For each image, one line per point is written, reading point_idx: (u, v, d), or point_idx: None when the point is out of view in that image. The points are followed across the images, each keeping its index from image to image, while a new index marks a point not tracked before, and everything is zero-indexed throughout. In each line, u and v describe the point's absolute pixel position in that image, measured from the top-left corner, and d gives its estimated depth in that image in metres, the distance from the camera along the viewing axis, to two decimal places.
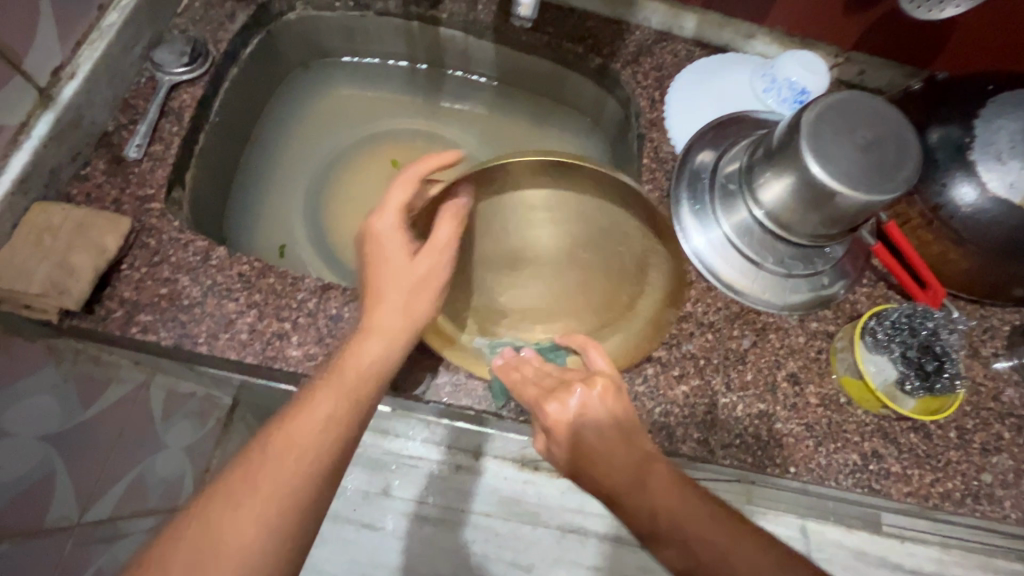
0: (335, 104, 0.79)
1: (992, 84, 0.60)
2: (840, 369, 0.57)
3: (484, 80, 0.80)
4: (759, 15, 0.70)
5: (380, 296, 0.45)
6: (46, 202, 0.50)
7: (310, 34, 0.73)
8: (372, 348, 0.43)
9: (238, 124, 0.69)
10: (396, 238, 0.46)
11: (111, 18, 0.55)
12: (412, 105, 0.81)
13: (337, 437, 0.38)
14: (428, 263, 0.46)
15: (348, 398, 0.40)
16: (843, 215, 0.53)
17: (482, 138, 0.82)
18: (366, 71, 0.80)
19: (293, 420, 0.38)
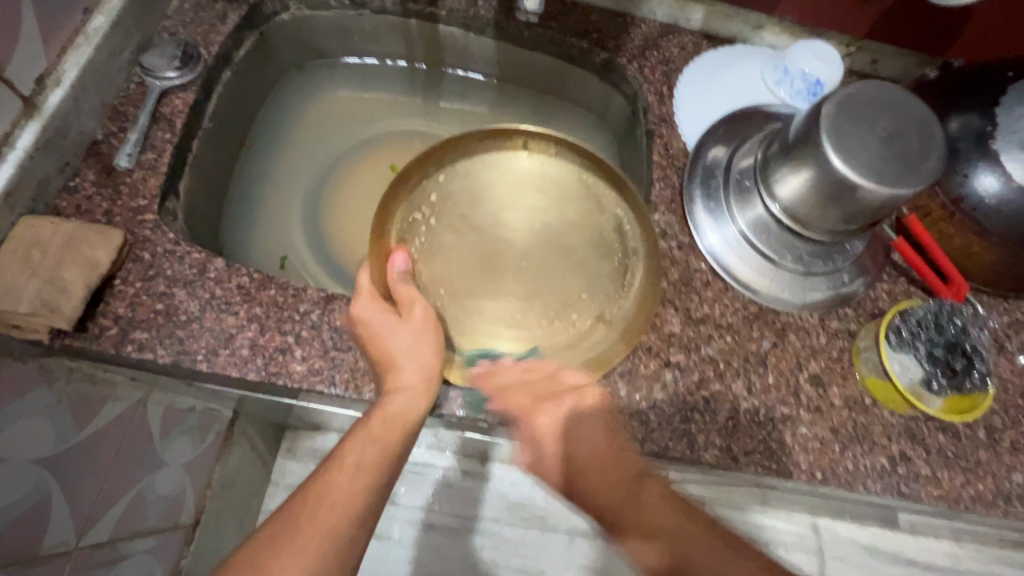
0: (332, 107, 0.77)
1: (1011, 71, 0.58)
2: (864, 370, 0.55)
3: (484, 78, 0.78)
4: (768, 5, 0.67)
5: (391, 365, 0.47)
6: (34, 216, 0.47)
7: (305, 34, 0.71)
8: (399, 403, 0.45)
9: (233, 129, 0.66)
10: (382, 312, 0.48)
11: (98, 21, 0.53)
12: (411, 106, 0.79)
13: (371, 486, 0.40)
14: (420, 325, 0.48)
15: (380, 450, 0.42)
16: (865, 210, 0.51)
17: None
18: (364, 71, 0.77)
19: (329, 475, 0.40)
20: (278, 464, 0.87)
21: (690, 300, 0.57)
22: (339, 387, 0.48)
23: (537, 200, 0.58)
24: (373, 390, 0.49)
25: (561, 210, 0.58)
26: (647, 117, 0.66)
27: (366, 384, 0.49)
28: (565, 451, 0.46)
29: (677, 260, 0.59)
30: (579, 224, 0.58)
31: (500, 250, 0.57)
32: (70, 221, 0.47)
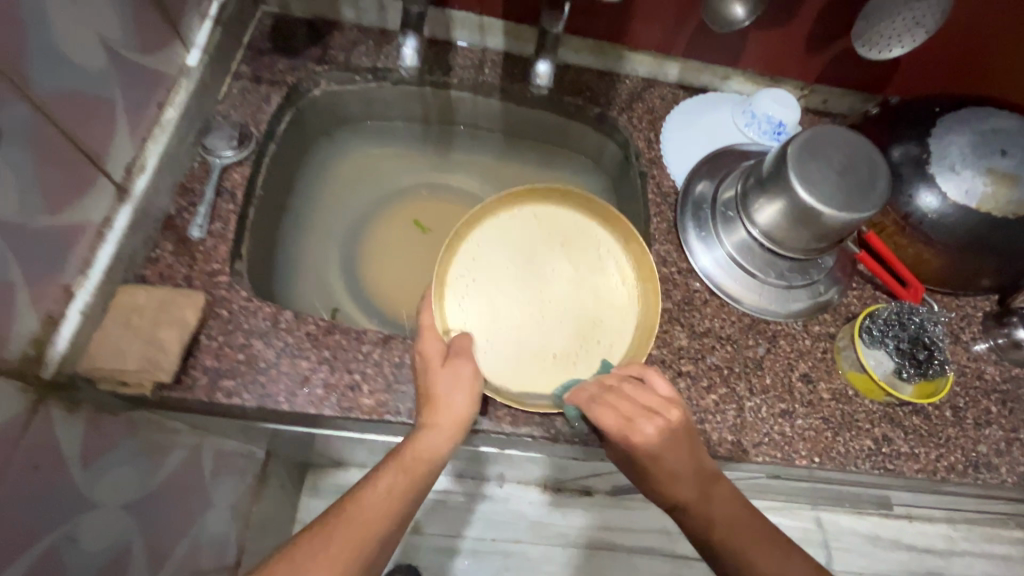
0: (355, 167, 0.85)
1: (939, 106, 0.70)
2: (845, 365, 0.65)
3: (490, 133, 0.87)
4: (732, 60, 0.78)
5: (431, 406, 0.52)
6: (129, 286, 0.54)
7: (333, 105, 0.79)
8: (427, 441, 0.50)
9: (277, 193, 0.74)
10: (433, 356, 0.53)
11: (169, 112, 0.61)
12: (425, 162, 0.89)
13: (399, 506, 0.47)
14: (459, 373, 0.52)
15: (407, 482, 0.48)
16: (832, 230, 0.61)
17: (491, 182, 0.90)
18: (382, 133, 0.86)
19: (366, 493, 0.46)
20: (303, 502, 0.93)
21: (693, 316, 0.66)
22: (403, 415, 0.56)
23: (556, 249, 0.66)
24: None
25: (576, 253, 0.66)
26: (639, 161, 0.76)
27: None
28: (671, 486, 0.49)
29: (678, 282, 0.68)
30: (592, 266, 0.65)
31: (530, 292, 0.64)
32: (161, 288, 0.55)
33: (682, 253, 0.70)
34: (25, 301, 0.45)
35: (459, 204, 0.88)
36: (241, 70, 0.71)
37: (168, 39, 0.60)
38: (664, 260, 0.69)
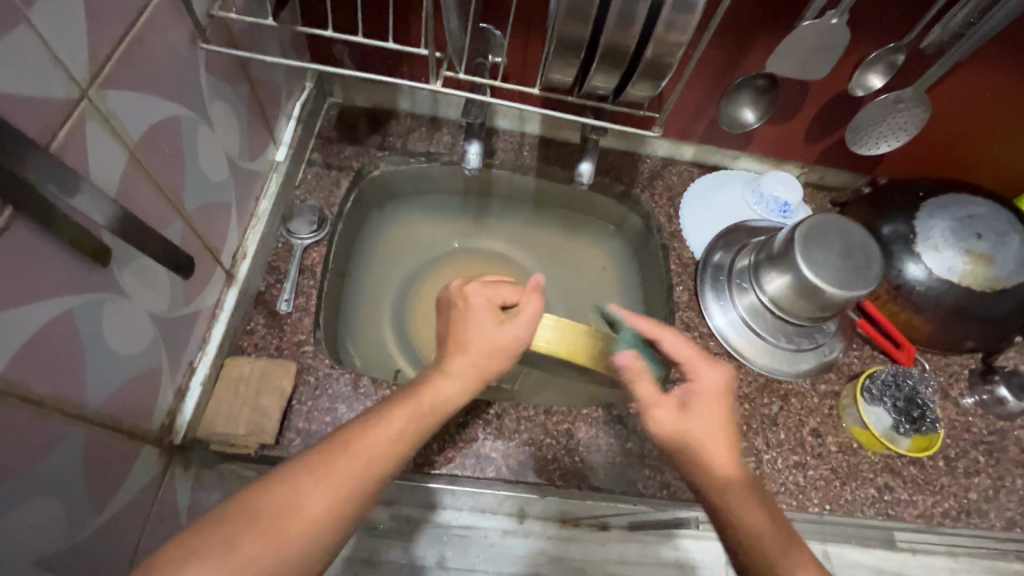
0: (401, 234, 0.93)
1: (921, 190, 0.81)
2: (849, 420, 0.73)
3: (523, 202, 0.96)
4: (742, 145, 0.89)
5: (466, 351, 0.57)
6: (234, 357, 0.63)
7: (388, 183, 0.88)
8: (444, 388, 0.54)
9: (341, 263, 0.83)
10: (488, 315, 0.59)
11: (263, 204, 0.71)
12: (463, 227, 0.97)
13: (399, 451, 0.49)
14: (518, 335, 0.58)
15: (417, 421, 0.51)
16: (835, 303, 0.71)
17: (522, 247, 0.98)
18: (427, 203, 0.95)
19: (374, 427, 0.49)
20: None
21: None
22: (467, 468, 0.65)
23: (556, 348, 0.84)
24: (493, 469, 0.65)
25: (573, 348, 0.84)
26: (661, 233, 0.86)
27: (487, 465, 0.65)
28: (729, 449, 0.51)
29: (699, 345, 0.77)
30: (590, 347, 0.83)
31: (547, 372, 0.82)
32: (261, 359, 0.64)
33: (703, 318, 0.79)
34: (164, 377, 0.54)
35: (495, 268, 0.96)
36: (313, 157, 0.82)
37: (264, 142, 0.71)
38: (686, 325, 0.79)
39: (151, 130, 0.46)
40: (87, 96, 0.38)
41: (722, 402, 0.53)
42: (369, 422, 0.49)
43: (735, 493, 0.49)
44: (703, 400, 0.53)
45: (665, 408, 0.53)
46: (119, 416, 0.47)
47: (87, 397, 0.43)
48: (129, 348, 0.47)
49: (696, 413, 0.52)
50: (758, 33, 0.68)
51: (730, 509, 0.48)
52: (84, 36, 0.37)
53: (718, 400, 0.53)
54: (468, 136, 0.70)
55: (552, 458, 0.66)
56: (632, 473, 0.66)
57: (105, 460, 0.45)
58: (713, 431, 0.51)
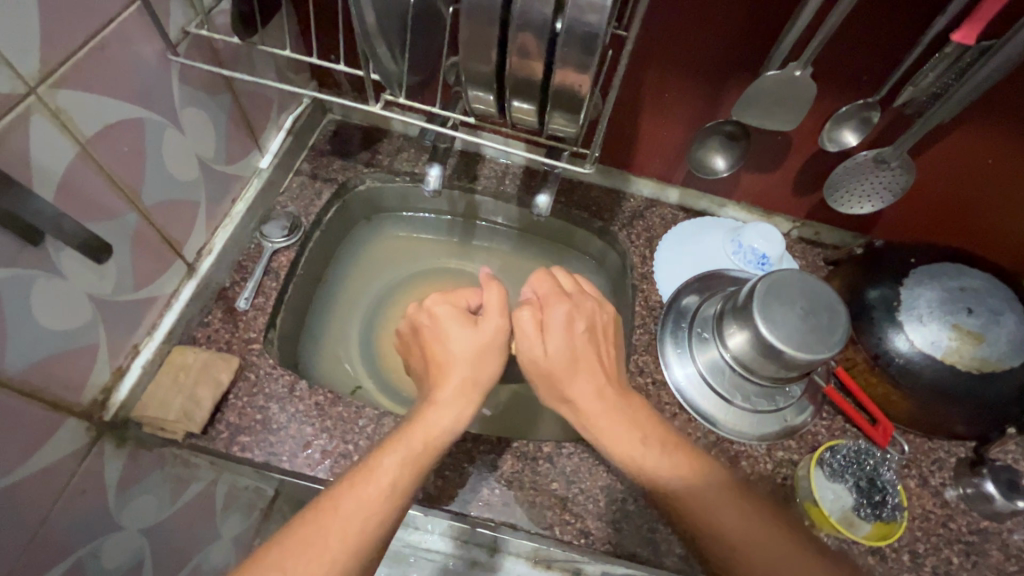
0: (386, 248, 0.95)
1: (913, 257, 0.75)
2: (801, 495, 0.67)
3: (508, 228, 0.96)
4: (727, 192, 0.86)
5: (452, 369, 0.59)
6: (182, 346, 0.67)
7: (375, 198, 0.91)
8: (437, 422, 0.56)
9: (315, 270, 0.85)
10: (460, 321, 0.62)
11: (238, 206, 0.76)
12: (449, 247, 0.97)
13: (398, 501, 0.51)
14: (494, 326, 0.62)
15: (406, 466, 0.52)
16: (793, 365, 0.66)
17: (507, 273, 0.96)
18: (414, 221, 0.96)
19: (363, 484, 0.50)
20: None
21: None
22: None
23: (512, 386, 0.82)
24: (410, 491, 0.64)
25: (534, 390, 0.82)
26: (632, 274, 0.84)
27: None
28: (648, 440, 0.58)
29: (652, 393, 0.74)
30: None
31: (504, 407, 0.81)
32: (206, 351, 0.67)
33: (659, 365, 0.76)
34: (102, 356, 0.58)
35: None
36: (302, 167, 0.86)
37: (248, 149, 0.75)
38: (641, 370, 0.76)
39: (108, 127, 0.50)
40: (36, 93, 0.43)
41: (579, 329, 0.63)
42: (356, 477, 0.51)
43: (713, 502, 0.53)
44: (560, 318, 0.63)
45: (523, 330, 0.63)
46: (43, 385, 0.51)
47: (6, 363, 0.46)
48: (63, 324, 0.51)
49: (552, 333, 0.62)
50: (728, 81, 0.67)
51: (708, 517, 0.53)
52: (36, 40, 0.42)
53: (586, 325, 0.64)
54: (431, 159, 0.69)
55: (472, 488, 0.65)
56: (551, 516, 0.64)
57: (21, 424, 0.49)
58: (569, 351, 0.61)
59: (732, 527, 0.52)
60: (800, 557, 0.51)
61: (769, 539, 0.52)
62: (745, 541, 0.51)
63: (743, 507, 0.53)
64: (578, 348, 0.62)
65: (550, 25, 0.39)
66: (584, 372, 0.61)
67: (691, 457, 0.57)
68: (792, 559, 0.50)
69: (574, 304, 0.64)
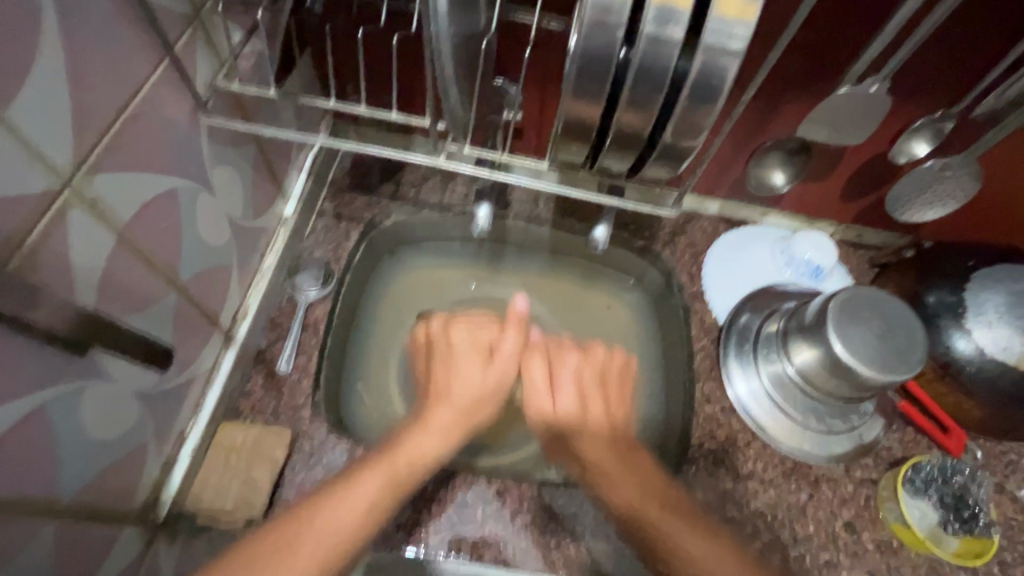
0: (414, 283, 0.84)
1: (972, 260, 0.72)
2: (889, 516, 0.66)
3: (538, 250, 0.87)
4: (771, 202, 0.83)
5: (449, 400, 0.59)
6: (229, 423, 0.61)
7: (401, 230, 0.82)
8: (425, 445, 0.54)
9: (347, 315, 0.75)
10: (473, 359, 0.62)
11: (267, 260, 0.70)
12: (477, 273, 0.86)
13: (371, 521, 0.48)
14: (502, 371, 0.61)
15: (392, 486, 0.50)
16: (871, 387, 0.64)
17: (542, 296, 0.87)
18: (440, 249, 0.86)
19: (345, 495, 0.48)
20: None
21: (736, 457, 0.69)
22: (464, 554, 0.60)
23: None
24: (492, 555, 0.60)
25: None
26: (682, 294, 0.81)
27: (486, 551, 0.61)
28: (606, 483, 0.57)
29: (721, 421, 0.72)
30: None
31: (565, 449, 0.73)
32: (255, 426, 0.62)
33: (724, 388, 0.74)
34: (151, 451, 0.53)
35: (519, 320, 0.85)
36: (324, 207, 0.80)
37: (272, 197, 0.70)
38: (707, 397, 0.73)
39: (145, 208, 0.45)
40: (70, 185, 0.37)
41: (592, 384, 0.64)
42: (340, 488, 0.49)
43: (670, 529, 0.54)
44: (568, 381, 0.64)
45: (534, 378, 0.63)
46: (98, 500, 0.46)
47: (61, 489, 0.41)
48: (110, 431, 0.45)
49: (563, 386, 0.63)
50: (787, 96, 0.63)
51: (660, 529, 0.54)
52: (67, 124, 0.36)
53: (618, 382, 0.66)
54: (479, 198, 0.71)
55: (557, 545, 0.61)
56: (642, 566, 0.61)
57: (78, 551, 0.43)
58: (587, 408, 0.62)
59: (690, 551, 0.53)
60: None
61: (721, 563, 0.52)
62: (705, 566, 0.52)
63: (704, 538, 0.54)
64: (586, 402, 0.63)
65: (669, 73, 0.35)
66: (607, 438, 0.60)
67: (641, 484, 0.57)
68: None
69: (582, 355, 0.66)
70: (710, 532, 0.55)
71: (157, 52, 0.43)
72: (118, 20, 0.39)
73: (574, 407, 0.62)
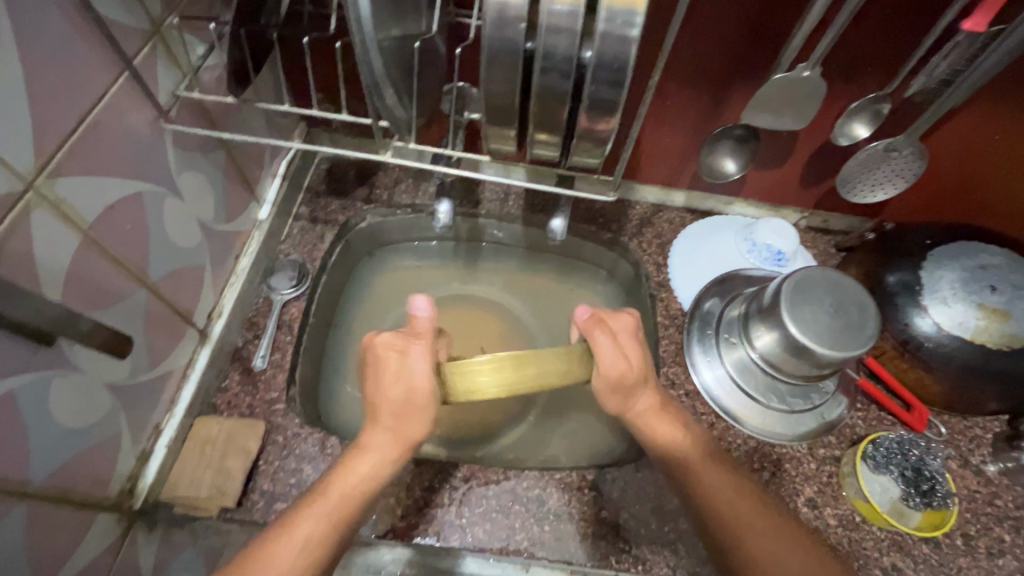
0: (396, 282, 0.86)
1: (929, 238, 0.73)
2: (850, 490, 0.68)
3: (513, 246, 0.88)
4: (734, 190, 0.85)
5: (379, 421, 0.54)
6: (204, 417, 0.64)
7: (376, 232, 0.84)
8: (359, 472, 0.52)
9: (324, 314, 0.78)
10: (398, 356, 0.53)
11: (242, 262, 0.73)
12: (455, 272, 0.88)
13: (314, 556, 0.48)
14: (414, 385, 0.52)
15: (330, 521, 0.50)
16: (826, 365, 0.65)
17: (518, 292, 0.88)
18: (418, 249, 0.88)
19: (280, 542, 0.48)
20: None
21: None
22: (431, 536, 0.62)
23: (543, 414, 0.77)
24: (458, 538, 0.62)
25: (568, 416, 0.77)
26: (649, 283, 0.82)
27: (452, 533, 0.62)
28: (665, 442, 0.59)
29: (686, 405, 0.73)
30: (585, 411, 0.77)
31: (540, 438, 0.75)
32: (230, 419, 0.64)
33: (689, 373, 0.75)
34: (126, 441, 0.56)
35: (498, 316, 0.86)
36: (299, 211, 0.81)
37: (243, 202, 0.73)
38: (672, 382, 0.75)
39: (109, 209, 0.48)
40: (33, 187, 0.40)
41: (619, 348, 0.57)
42: (274, 534, 0.49)
43: (707, 471, 0.57)
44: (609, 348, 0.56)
45: (604, 349, 0.56)
46: (71, 485, 0.49)
47: (32, 473, 0.44)
48: (81, 418, 0.48)
49: (630, 351, 0.57)
50: (731, 87, 0.66)
51: (699, 479, 0.56)
52: (29, 131, 0.39)
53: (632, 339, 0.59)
54: (440, 195, 0.74)
55: (520, 526, 0.63)
56: (605, 545, 0.63)
57: (52, 530, 0.46)
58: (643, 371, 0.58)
59: (726, 506, 0.55)
60: (775, 538, 0.53)
61: (754, 517, 0.54)
62: (739, 518, 0.54)
63: (726, 473, 0.57)
64: (642, 365, 0.58)
65: (573, 62, 0.39)
66: (634, 387, 0.57)
67: (689, 442, 0.59)
68: (773, 547, 0.52)
69: (630, 321, 0.59)
70: (734, 472, 0.58)
71: (116, 64, 0.46)
72: (76, 36, 0.42)
73: (636, 367, 0.57)
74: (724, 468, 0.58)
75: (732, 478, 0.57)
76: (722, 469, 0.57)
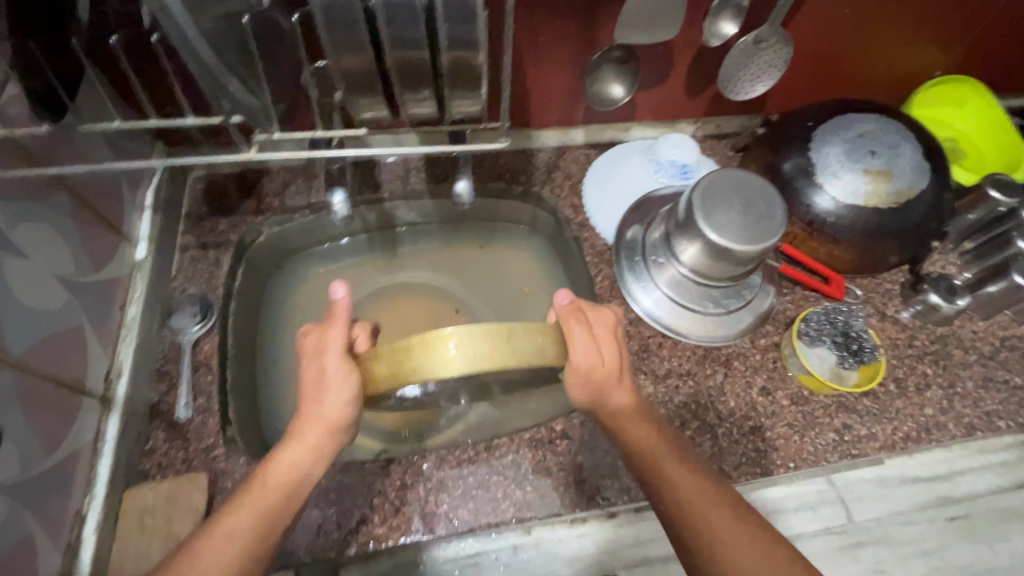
0: (317, 291, 0.80)
1: (811, 119, 0.77)
2: (795, 370, 0.72)
3: (427, 223, 0.85)
4: (630, 115, 0.84)
5: (302, 412, 0.51)
6: (134, 487, 0.58)
7: (279, 244, 0.77)
8: (292, 463, 0.49)
9: (246, 342, 0.71)
10: (311, 349, 0.52)
11: (131, 310, 0.66)
12: (375, 265, 0.83)
13: (244, 558, 0.44)
14: (321, 378, 0.50)
15: (261, 516, 0.46)
16: (747, 261, 0.68)
17: (444, 269, 0.84)
18: (335, 251, 0.81)
19: (211, 537, 0.44)
20: None
21: (652, 360, 0.72)
22: (417, 532, 0.60)
23: None
24: (444, 525, 0.61)
25: None
26: (570, 226, 0.81)
27: (437, 523, 0.61)
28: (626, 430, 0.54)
29: (632, 333, 0.74)
30: None
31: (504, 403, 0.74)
32: (163, 482, 0.58)
33: (629, 304, 0.76)
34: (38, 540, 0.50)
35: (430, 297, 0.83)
36: (186, 241, 0.72)
37: (108, 245, 0.64)
38: None
39: None
40: None
41: None
42: (207, 530, 0.45)
43: (675, 471, 0.51)
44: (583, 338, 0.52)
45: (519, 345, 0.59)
46: None
47: None
48: None
49: None
50: (599, 8, 0.65)
51: (667, 479, 0.51)
52: None
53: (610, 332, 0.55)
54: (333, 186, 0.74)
55: (502, 494, 0.62)
56: (590, 487, 0.63)
57: None
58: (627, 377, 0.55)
59: (692, 498, 0.49)
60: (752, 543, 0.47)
61: (728, 517, 0.48)
62: (698, 504, 0.49)
63: (700, 482, 0.50)
64: None
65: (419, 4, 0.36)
66: None
67: (652, 432, 0.54)
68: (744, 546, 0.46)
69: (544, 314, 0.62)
70: (708, 479, 0.51)
71: None
72: None
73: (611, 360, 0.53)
74: (687, 465, 0.52)
75: (698, 482, 0.50)
76: (686, 467, 0.52)
